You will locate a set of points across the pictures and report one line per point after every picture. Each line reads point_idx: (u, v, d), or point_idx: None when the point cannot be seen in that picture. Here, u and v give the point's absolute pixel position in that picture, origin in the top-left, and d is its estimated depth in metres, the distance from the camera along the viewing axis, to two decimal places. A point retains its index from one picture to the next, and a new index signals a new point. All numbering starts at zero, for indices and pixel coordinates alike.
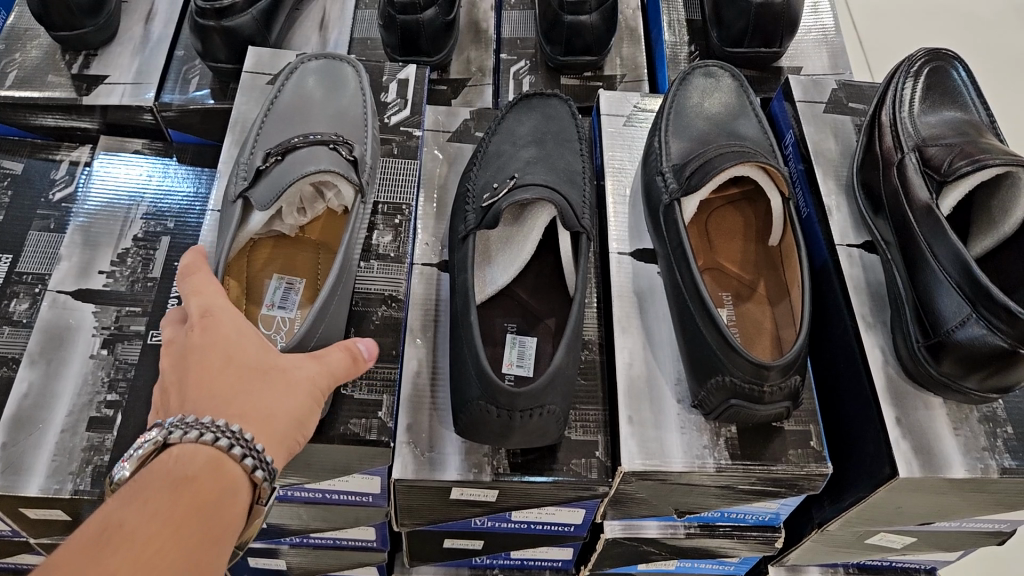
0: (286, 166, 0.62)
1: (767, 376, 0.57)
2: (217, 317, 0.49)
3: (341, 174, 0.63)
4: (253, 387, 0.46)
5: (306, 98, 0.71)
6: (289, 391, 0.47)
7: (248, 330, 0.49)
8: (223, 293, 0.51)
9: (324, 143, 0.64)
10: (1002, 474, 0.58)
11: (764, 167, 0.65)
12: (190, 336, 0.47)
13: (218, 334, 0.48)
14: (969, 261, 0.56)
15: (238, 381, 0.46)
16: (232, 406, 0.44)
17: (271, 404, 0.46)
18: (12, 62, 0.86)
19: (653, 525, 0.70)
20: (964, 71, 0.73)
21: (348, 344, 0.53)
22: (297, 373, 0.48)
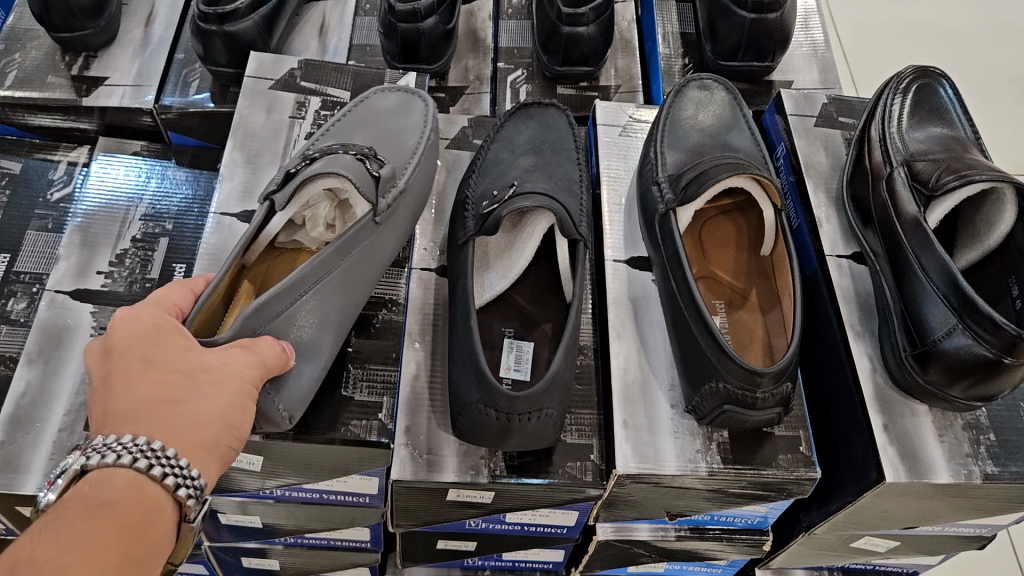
0: (308, 169, 0.61)
1: (759, 383, 0.59)
2: (137, 339, 0.49)
3: (358, 183, 0.62)
4: (174, 402, 0.47)
5: (368, 121, 0.72)
6: (214, 397, 0.49)
7: (168, 346, 0.49)
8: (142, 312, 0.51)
9: (352, 152, 0.64)
10: (984, 480, 0.59)
11: (757, 179, 0.66)
12: (107, 363, 0.49)
13: (138, 356, 0.48)
14: (955, 273, 0.58)
15: (160, 400, 0.47)
16: (157, 426, 0.46)
17: (196, 419, 0.48)
18: (12, 61, 0.86)
19: (644, 528, 0.71)
20: (950, 88, 0.75)
21: (271, 344, 0.53)
22: (222, 379, 0.49)
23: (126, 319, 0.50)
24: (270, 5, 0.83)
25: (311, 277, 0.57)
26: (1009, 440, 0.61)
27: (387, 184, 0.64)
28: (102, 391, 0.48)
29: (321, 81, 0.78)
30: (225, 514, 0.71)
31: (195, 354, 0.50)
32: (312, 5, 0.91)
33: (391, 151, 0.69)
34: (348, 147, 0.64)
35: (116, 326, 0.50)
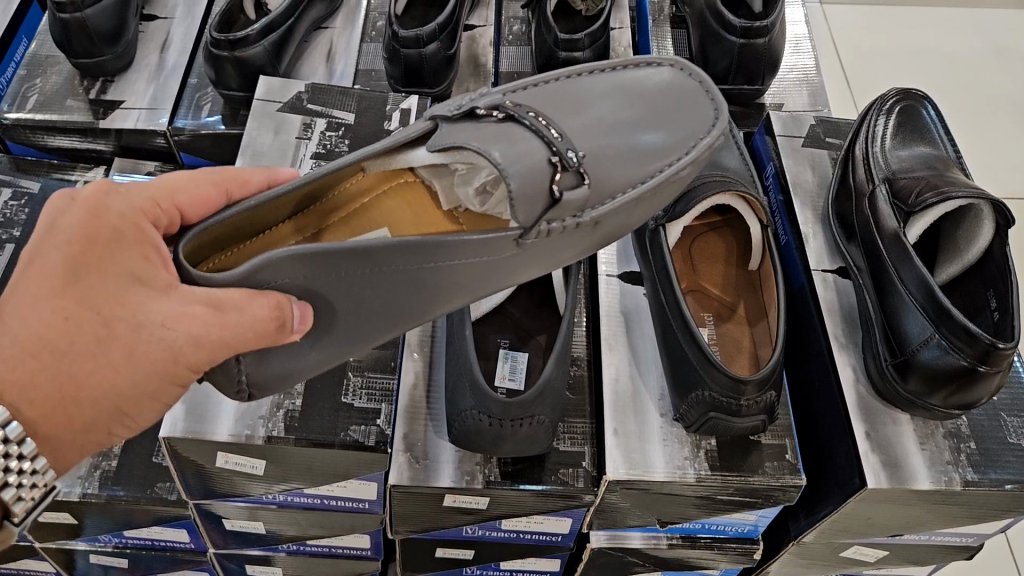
0: (489, 133, 0.50)
1: (743, 391, 0.61)
2: (88, 243, 0.47)
3: (518, 201, 0.49)
4: (71, 355, 0.46)
5: (615, 108, 0.53)
6: (117, 364, 0.47)
7: (111, 272, 0.46)
8: (120, 207, 0.48)
9: (551, 150, 0.50)
10: (964, 486, 0.61)
11: (743, 196, 0.69)
12: (48, 248, 0.47)
13: (73, 266, 0.46)
14: (932, 286, 0.60)
15: (58, 342, 0.46)
16: (31, 374, 0.46)
17: (87, 382, 0.46)
18: (33, 86, 0.90)
19: (637, 536, 0.73)
20: (933, 110, 0.77)
21: (263, 310, 0.47)
22: (146, 348, 0.47)
23: (98, 206, 0.48)
24: (279, 32, 0.86)
25: (376, 265, 0.50)
26: (989, 447, 0.63)
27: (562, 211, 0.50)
28: (19, 279, 0.47)
29: (327, 104, 0.82)
30: (229, 520, 0.74)
31: (145, 296, 0.46)
32: (320, 33, 0.95)
33: (606, 164, 0.52)
34: (546, 125, 0.51)
35: (87, 202, 0.48)
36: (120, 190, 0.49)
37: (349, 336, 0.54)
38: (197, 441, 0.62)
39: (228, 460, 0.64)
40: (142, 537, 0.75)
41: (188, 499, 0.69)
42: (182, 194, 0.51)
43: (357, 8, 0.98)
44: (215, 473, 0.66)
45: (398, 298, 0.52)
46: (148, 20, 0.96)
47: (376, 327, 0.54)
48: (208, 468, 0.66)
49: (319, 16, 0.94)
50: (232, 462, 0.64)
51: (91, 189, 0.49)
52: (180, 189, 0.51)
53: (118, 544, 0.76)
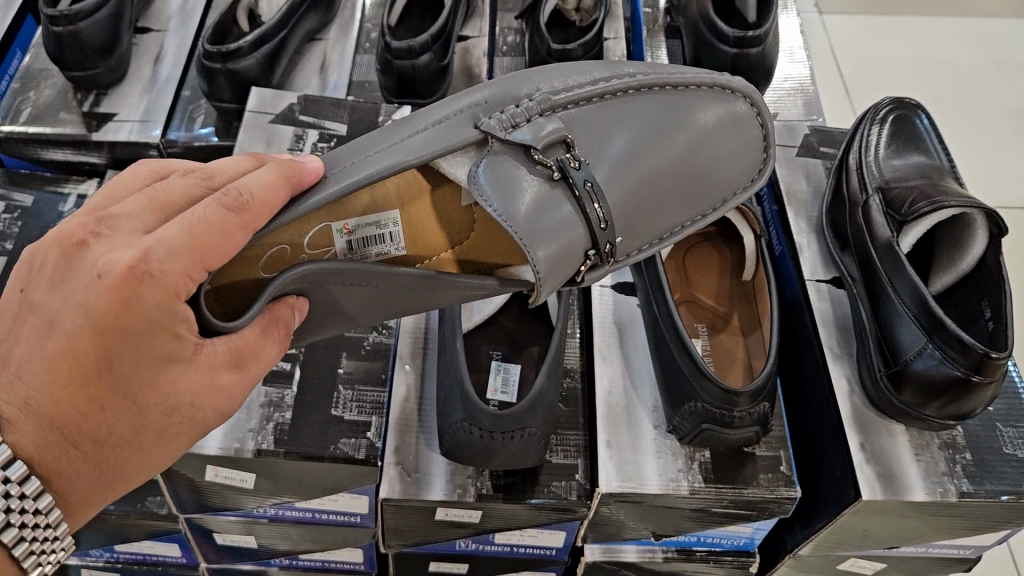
0: (528, 195, 0.50)
1: (736, 402, 0.61)
2: (116, 331, 0.40)
3: (551, 276, 0.52)
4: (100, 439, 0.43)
5: (648, 166, 0.56)
6: (145, 436, 0.44)
7: (142, 357, 0.41)
8: (153, 289, 0.39)
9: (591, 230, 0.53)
10: (960, 498, 0.60)
11: (736, 206, 0.69)
12: (61, 312, 0.41)
13: (100, 350, 0.41)
14: (926, 296, 0.60)
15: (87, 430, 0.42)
16: (57, 453, 0.43)
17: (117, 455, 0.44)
18: (27, 99, 0.90)
19: (631, 550, 0.72)
20: (927, 118, 0.77)
21: (273, 351, 0.46)
22: (175, 420, 0.44)
23: (127, 287, 0.39)
24: (272, 43, 0.86)
25: (390, 282, 0.50)
26: (985, 459, 0.63)
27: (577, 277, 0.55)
28: (36, 346, 0.41)
29: (319, 115, 0.82)
30: (220, 534, 0.73)
31: (175, 373, 0.42)
32: (314, 45, 0.95)
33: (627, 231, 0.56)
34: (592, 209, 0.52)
35: (115, 277, 0.39)
36: (156, 266, 0.39)
37: (340, 324, 0.54)
38: (187, 455, 0.62)
39: (218, 473, 0.64)
40: (133, 551, 0.74)
41: (178, 513, 0.69)
42: (215, 255, 0.40)
43: (352, 20, 0.98)
44: (205, 487, 0.66)
45: (403, 297, 0.52)
46: (142, 33, 0.96)
47: (374, 315, 0.54)
48: (198, 481, 0.65)
49: (312, 28, 0.94)
50: (222, 475, 0.64)
51: (121, 257, 0.40)
52: (214, 248, 0.40)
53: (110, 559, 0.76)
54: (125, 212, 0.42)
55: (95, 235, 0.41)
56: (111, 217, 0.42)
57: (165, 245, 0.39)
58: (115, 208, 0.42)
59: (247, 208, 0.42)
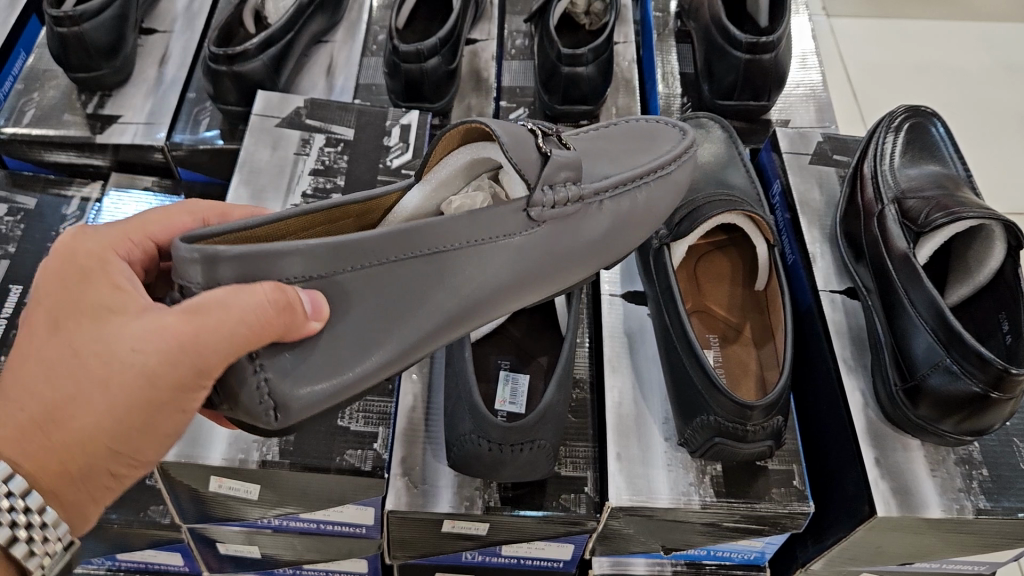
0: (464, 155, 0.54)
1: (750, 416, 0.59)
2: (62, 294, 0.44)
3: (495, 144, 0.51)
4: (54, 406, 0.42)
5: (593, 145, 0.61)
6: (93, 399, 0.42)
7: (85, 316, 0.43)
8: (92, 250, 0.47)
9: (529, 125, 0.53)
10: (977, 514, 0.59)
11: (749, 215, 0.68)
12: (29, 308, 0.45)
13: (47, 310, 0.44)
14: (943, 309, 0.59)
15: (23, 395, 0.42)
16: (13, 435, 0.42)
17: (71, 425, 0.42)
18: (30, 101, 0.89)
19: (640, 562, 0.71)
20: (942, 127, 0.76)
21: (265, 292, 0.41)
22: (127, 383, 0.42)
23: (67, 256, 0.46)
24: (278, 46, 0.85)
25: (403, 247, 0.46)
26: (1002, 475, 0.62)
27: (557, 174, 0.52)
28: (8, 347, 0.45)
29: (325, 119, 0.81)
30: (223, 544, 0.72)
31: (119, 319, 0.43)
32: (321, 47, 0.94)
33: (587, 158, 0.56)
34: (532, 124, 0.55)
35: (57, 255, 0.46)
36: (94, 240, 0.47)
37: (417, 346, 0.48)
38: (189, 464, 0.61)
39: (223, 484, 0.63)
40: (134, 560, 0.73)
41: (181, 523, 0.67)
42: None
43: (358, 23, 0.97)
44: (209, 498, 0.65)
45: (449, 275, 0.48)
46: (147, 34, 0.95)
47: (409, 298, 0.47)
48: (200, 491, 0.64)
49: (319, 30, 0.93)
50: (227, 486, 0.63)
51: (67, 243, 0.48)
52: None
53: (111, 568, 0.74)
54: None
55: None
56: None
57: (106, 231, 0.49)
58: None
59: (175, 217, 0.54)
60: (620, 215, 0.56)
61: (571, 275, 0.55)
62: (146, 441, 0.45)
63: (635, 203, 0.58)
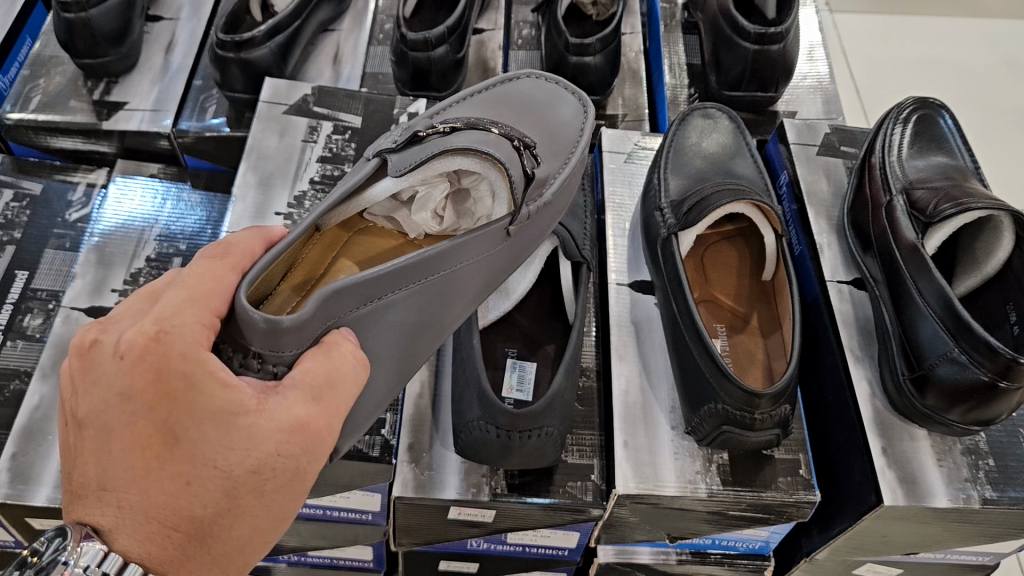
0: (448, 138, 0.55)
1: (758, 405, 0.59)
2: (164, 397, 0.40)
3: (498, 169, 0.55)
4: (210, 517, 0.41)
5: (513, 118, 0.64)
6: (242, 505, 0.41)
7: (207, 418, 0.40)
8: (179, 340, 0.41)
9: (512, 136, 0.57)
10: (983, 504, 0.59)
11: (757, 205, 0.68)
12: (118, 412, 0.41)
13: (160, 422, 0.40)
14: (951, 298, 0.59)
15: (178, 514, 0.40)
16: (160, 546, 0.40)
17: (227, 534, 0.41)
18: (36, 87, 0.88)
19: (646, 551, 0.70)
20: (950, 119, 0.76)
21: (348, 351, 0.46)
22: (267, 482, 0.42)
23: (152, 354, 0.41)
24: (286, 33, 0.85)
25: (414, 275, 0.51)
26: (1008, 465, 0.62)
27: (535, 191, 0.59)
28: (103, 456, 0.40)
29: (333, 106, 0.81)
30: None
31: (245, 423, 0.41)
32: (327, 35, 0.94)
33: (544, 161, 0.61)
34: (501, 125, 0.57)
35: (137, 350, 0.41)
36: (170, 325, 0.41)
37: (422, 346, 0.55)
38: None
39: None
40: None
41: None
42: (216, 296, 0.44)
43: (365, 11, 0.97)
44: None
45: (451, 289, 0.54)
46: (154, 21, 0.94)
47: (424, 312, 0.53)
48: None
49: (326, 18, 0.93)
50: None
51: (136, 332, 0.41)
52: (213, 290, 0.44)
53: None
54: (122, 311, 0.45)
55: (103, 329, 0.43)
56: (112, 318, 0.45)
57: (174, 301, 0.43)
58: (111, 316, 0.45)
59: (230, 253, 0.47)
60: (557, 199, 0.63)
61: (518, 257, 0.62)
62: (289, 521, 0.45)
63: (568, 187, 0.64)
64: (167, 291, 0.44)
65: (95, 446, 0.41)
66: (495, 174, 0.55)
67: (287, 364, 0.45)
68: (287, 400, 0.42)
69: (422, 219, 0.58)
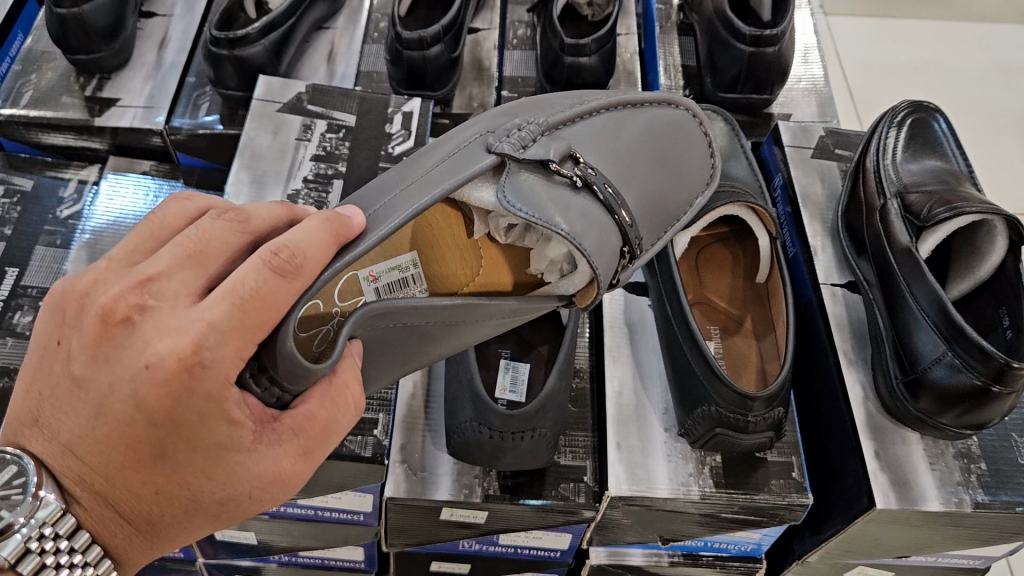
0: (569, 201, 0.53)
1: (752, 407, 0.60)
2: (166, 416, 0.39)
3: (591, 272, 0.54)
4: (164, 519, 0.42)
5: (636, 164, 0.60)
6: (197, 520, 0.43)
7: (194, 449, 0.40)
8: (210, 379, 0.38)
9: (623, 235, 0.56)
10: (975, 508, 0.59)
11: (752, 208, 0.68)
12: (111, 400, 0.39)
13: (152, 438, 0.39)
14: (945, 301, 0.59)
15: (138, 508, 0.41)
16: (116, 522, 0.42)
17: (174, 533, 0.43)
18: (28, 82, 0.88)
19: (637, 553, 0.70)
20: (944, 122, 0.76)
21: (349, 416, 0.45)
22: (228, 510, 0.43)
23: (178, 383, 0.38)
24: (280, 31, 0.85)
25: (441, 318, 0.50)
26: (1000, 469, 0.62)
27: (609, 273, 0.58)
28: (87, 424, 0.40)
29: (328, 105, 0.80)
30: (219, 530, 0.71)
31: (234, 461, 0.40)
32: (322, 33, 0.94)
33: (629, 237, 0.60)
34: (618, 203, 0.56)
35: (167, 370, 0.38)
36: (210, 358, 0.38)
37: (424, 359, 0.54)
38: None
39: None
40: None
41: None
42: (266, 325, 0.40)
43: (360, 9, 0.97)
44: None
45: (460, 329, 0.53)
46: (147, 17, 0.94)
47: (431, 341, 0.52)
48: None
49: (320, 17, 0.92)
50: None
51: (171, 348, 0.38)
52: (269, 318, 0.39)
53: None
54: (164, 272, 0.40)
55: (140, 309, 0.39)
56: (154, 284, 0.40)
57: (217, 322, 0.38)
58: (150, 271, 0.40)
59: (302, 271, 0.41)
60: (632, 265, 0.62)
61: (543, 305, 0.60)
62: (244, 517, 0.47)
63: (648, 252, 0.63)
64: (214, 297, 0.39)
65: (83, 412, 0.40)
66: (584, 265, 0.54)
67: (293, 395, 0.43)
68: (279, 448, 0.42)
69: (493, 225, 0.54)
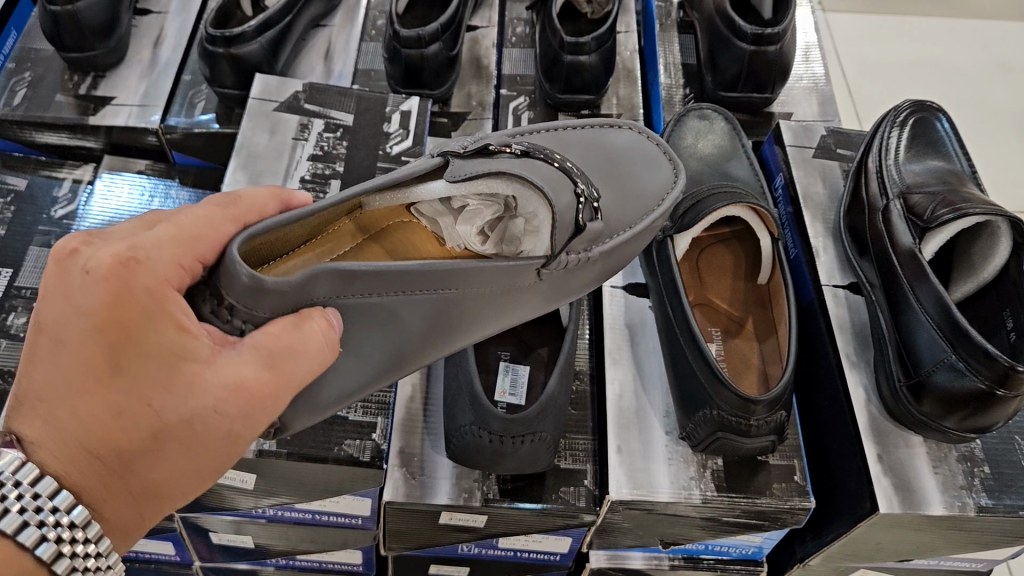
0: (517, 164, 0.51)
1: (753, 411, 0.59)
2: (116, 326, 0.39)
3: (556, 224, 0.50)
4: (131, 453, 0.40)
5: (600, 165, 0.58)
6: (166, 449, 0.40)
7: (149, 352, 0.39)
8: (147, 271, 0.39)
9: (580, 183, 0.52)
10: (978, 512, 0.59)
11: (754, 208, 0.67)
12: (65, 325, 0.39)
13: (108, 351, 0.39)
14: (948, 303, 0.58)
15: (101, 441, 0.39)
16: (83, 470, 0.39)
17: (147, 478, 0.40)
18: (22, 80, 0.87)
19: (638, 556, 0.70)
20: (946, 122, 0.76)
21: (318, 335, 0.42)
22: (197, 434, 0.40)
23: (118, 278, 0.39)
24: (276, 29, 0.84)
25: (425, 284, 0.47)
26: (1004, 472, 0.61)
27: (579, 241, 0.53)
28: (47, 364, 0.39)
29: (325, 104, 0.79)
30: (217, 534, 0.70)
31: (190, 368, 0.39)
32: (319, 31, 0.93)
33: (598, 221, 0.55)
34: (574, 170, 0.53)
35: (106, 269, 0.39)
36: (144, 255, 0.39)
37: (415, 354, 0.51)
38: None
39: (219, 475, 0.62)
40: None
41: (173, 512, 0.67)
42: (204, 244, 0.41)
43: (357, 7, 0.96)
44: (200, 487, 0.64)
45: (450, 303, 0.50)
46: (142, 14, 0.93)
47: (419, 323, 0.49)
48: None
49: (317, 14, 0.91)
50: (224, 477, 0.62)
51: (108, 251, 0.39)
52: (205, 235, 0.41)
53: None
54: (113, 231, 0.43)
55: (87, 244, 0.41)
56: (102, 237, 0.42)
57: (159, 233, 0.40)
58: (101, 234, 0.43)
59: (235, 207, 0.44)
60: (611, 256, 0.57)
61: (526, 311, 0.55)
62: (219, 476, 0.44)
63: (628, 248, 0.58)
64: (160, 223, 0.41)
65: (43, 357, 0.40)
66: (543, 210, 0.51)
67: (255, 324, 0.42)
68: (240, 359, 0.40)
69: (464, 233, 0.53)
